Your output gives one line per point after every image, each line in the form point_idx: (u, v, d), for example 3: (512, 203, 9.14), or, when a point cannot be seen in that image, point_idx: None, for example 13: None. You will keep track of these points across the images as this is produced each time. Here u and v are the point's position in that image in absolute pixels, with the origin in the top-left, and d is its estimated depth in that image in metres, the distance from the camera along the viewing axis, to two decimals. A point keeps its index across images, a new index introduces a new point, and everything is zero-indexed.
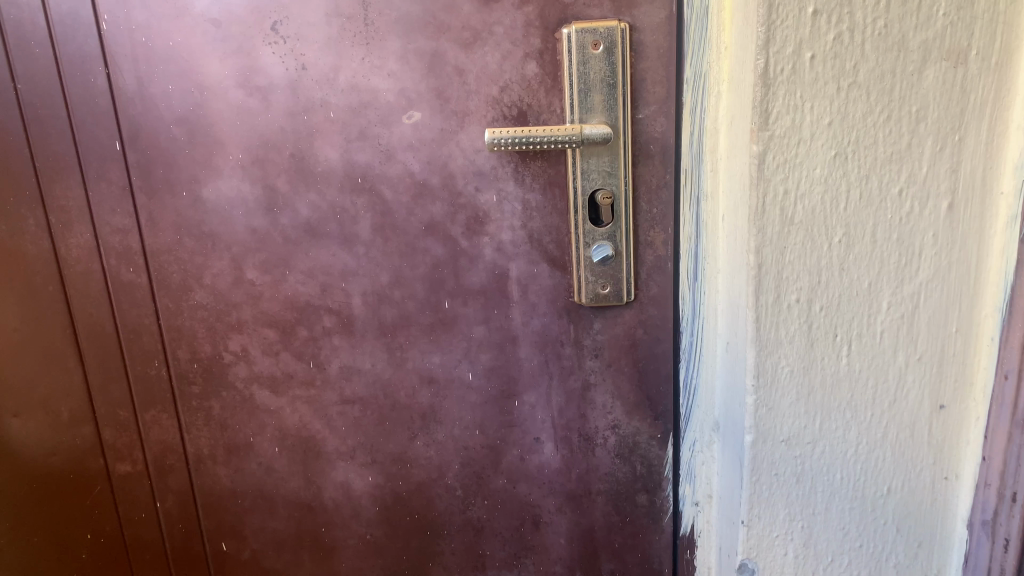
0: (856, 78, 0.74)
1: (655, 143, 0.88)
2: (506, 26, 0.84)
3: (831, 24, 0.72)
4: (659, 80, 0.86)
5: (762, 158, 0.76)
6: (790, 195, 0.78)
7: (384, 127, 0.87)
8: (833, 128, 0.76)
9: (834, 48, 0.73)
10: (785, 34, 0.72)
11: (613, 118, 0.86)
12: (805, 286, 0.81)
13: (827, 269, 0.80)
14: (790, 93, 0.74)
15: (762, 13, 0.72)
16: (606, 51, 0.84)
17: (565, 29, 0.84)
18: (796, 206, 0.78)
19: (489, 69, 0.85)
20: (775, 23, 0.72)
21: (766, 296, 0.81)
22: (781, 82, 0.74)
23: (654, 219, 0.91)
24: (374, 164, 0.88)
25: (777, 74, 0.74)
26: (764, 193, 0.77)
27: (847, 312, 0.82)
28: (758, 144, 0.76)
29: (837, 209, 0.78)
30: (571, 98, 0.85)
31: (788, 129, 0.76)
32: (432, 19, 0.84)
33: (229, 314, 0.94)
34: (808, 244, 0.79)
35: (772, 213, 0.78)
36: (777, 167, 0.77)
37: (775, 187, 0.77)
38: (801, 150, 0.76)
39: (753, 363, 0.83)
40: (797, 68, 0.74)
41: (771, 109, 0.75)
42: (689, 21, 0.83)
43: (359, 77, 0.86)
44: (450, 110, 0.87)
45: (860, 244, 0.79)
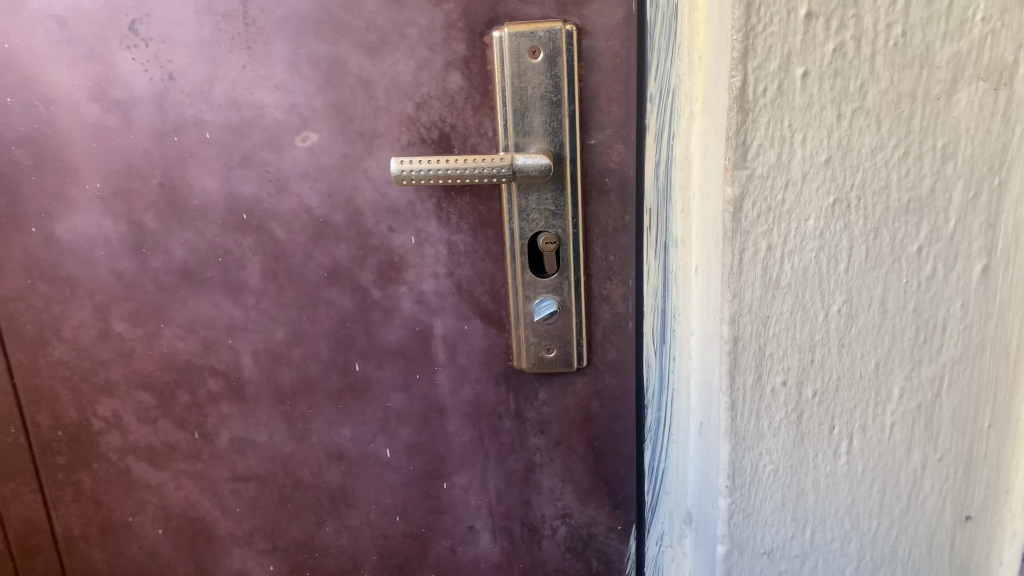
0: (863, 102, 0.52)
1: (611, 175, 0.70)
2: (422, 28, 0.67)
3: (829, 31, 0.51)
4: (616, 96, 0.68)
5: (738, 205, 0.54)
6: (775, 253, 0.56)
7: (272, 151, 0.70)
8: (834, 165, 0.54)
9: (833, 62, 0.52)
10: (767, 42, 0.51)
11: (558, 144, 0.68)
12: (794, 368, 0.58)
13: (823, 349, 0.58)
14: (776, 120, 0.53)
15: (738, 13, 0.51)
16: (547, 60, 0.66)
17: (497, 31, 0.66)
18: (782, 267, 0.56)
19: (401, 82, 0.68)
20: (756, 28, 0.51)
21: (742, 378, 0.59)
22: (764, 104, 0.52)
23: (612, 268, 0.73)
24: (262, 197, 0.71)
25: (758, 95, 0.52)
26: (741, 249, 0.55)
27: (850, 405, 0.59)
28: (734, 186, 0.54)
29: (836, 270, 0.56)
30: (504, 118, 0.68)
31: (772, 166, 0.54)
32: (328, 17, 0.67)
33: (97, 374, 0.78)
34: (797, 317, 0.57)
35: (752, 274, 0.56)
36: (759, 215, 0.55)
37: (756, 241, 0.55)
38: (789, 194, 0.54)
39: (726, 459, 0.61)
40: (785, 88, 0.52)
41: (750, 140, 0.53)
42: (653, 23, 0.65)
43: (239, 89, 0.69)
44: (354, 132, 0.69)
45: (867, 319, 0.57)
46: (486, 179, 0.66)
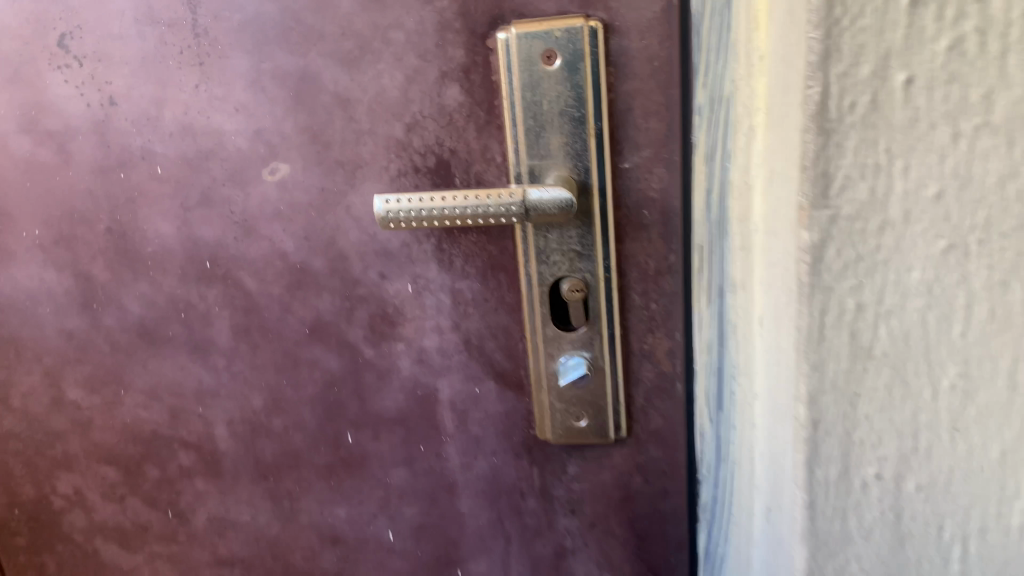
0: (994, 115, 0.32)
1: (651, 207, 0.56)
2: (410, 31, 0.53)
3: (943, 22, 0.31)
4: (656, 109, 0.54)
5: (818, 252, 0.35)
6: (868, 314, 0.36)
7: (236, 187, 0.58)
8: (950, 203, 0.33)
9: (949, 64, 0.32)
10: (855, 39, 0.32)
11: (582, 171, 0.55)
12: (892, 459, 0.37)
13: (930, 434, 0.37)
14: (868, 142, 0.34)
15: (813, 0, 0.32)
16: (566, 67, 0.52)
17: (502, 33, 0.53)
18: (877, 333, 0.36)
19: (387, 98, 0.55)
20: (841, 22, 0.32)
21: (823, 469, 0.38)
22: (854, 121, 0.33)
23: (654, 319, 0.59)
24: (228, 241, 0.59)
25: (843, 111, 0.33)
26: (822, 310, 0.36)
27: (961, 503, 0.37)
28: (813, 232, 0.35)
29: (949, 335, 0.35)
30: (516, 139, 0.55)
31: (864, 205, 0.34)
32: (294, 23, 0.54)
33: (53, 446, 0.68)
34: (895, 397, 0.36)
35: (838, 340, 0.36)
36: (847, 265, 0.35)
37: (842, 300, 0.36)
38: (888, 240, 0.35)
39: (802, 567, 0.40)
40: (882, 102, 0.33)
41: (833, 171, 0.34)
42: (700, 15, 0.51)
43: (193, 114, 0.57)
44: (332, 161, 0.57)
45: (994, 398, 0.35)
46: (495, 219, 0.53)
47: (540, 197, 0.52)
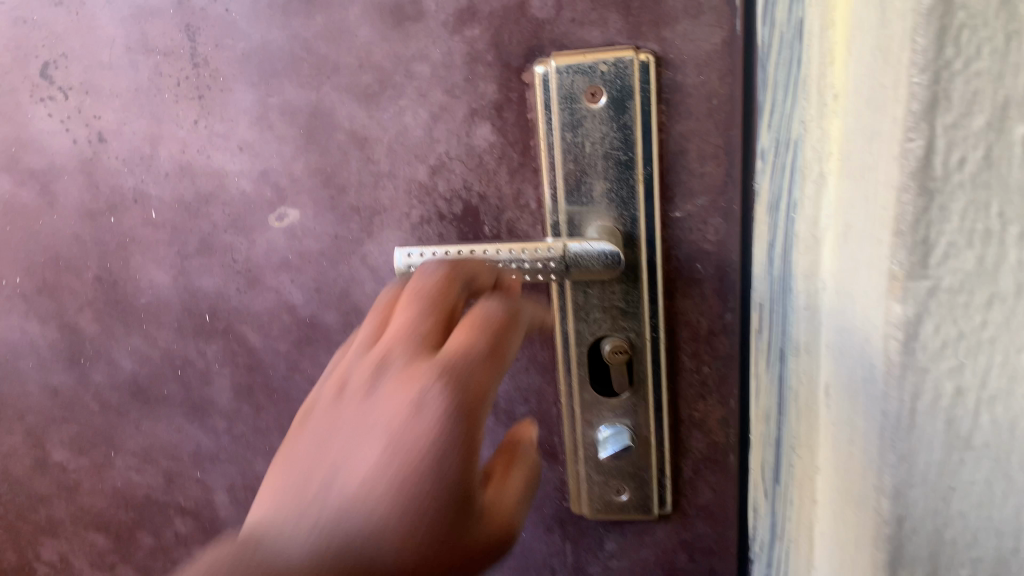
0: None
1: (705, 261, 0.50)
2: (436, 63, 0.47)
3: None
4: (713, 153, 0.47)
5: (913, 330, 0.30)
6: (969, 400, 0.30)
7: (238, 233, 0.52)
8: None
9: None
10: (968, 84, 0.27)
11: (629, 222, 0.48)
12: (989, 563, 0.32)
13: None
14: (977, 207, 0.28)
15: (920, 43, 0.27)
16: (612, 106, 0.46)
17: (540, 65, 0.46)
18: (978, 421, 0.30)
19: (409, 138, 0.49)
20: (953, 66, 0.27)
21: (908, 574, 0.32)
22: (962, 179, 0.28)
23: (705, 384, 0.52)
24: (229, 293, 0.53)
25: (952, 170, 0.28)
26: (913, 396, 0.30)
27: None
28: (908, 305, 0.29)
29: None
30: (554, 185, 0.48)
31: (970, 275, 0.29)
32: (305, 53, 0.48)
33: (38, 511, 0.64)
34: (995, 492, 0.31)
35: (932, 429, 0.30)
36: (944, 343, 0.30)
37: (938, 384, 0.30)
38: (997, 317, 0.29)
39: None
40: (995, 160, 0.28)
41: (933, 237, 0.29)
42: (767, 47, 0.44)
43: (191, 153, 0.51)
44: (346, 206, 0.50)
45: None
46: (530, 275, 0.46)
47: (581, 250, 0.45)
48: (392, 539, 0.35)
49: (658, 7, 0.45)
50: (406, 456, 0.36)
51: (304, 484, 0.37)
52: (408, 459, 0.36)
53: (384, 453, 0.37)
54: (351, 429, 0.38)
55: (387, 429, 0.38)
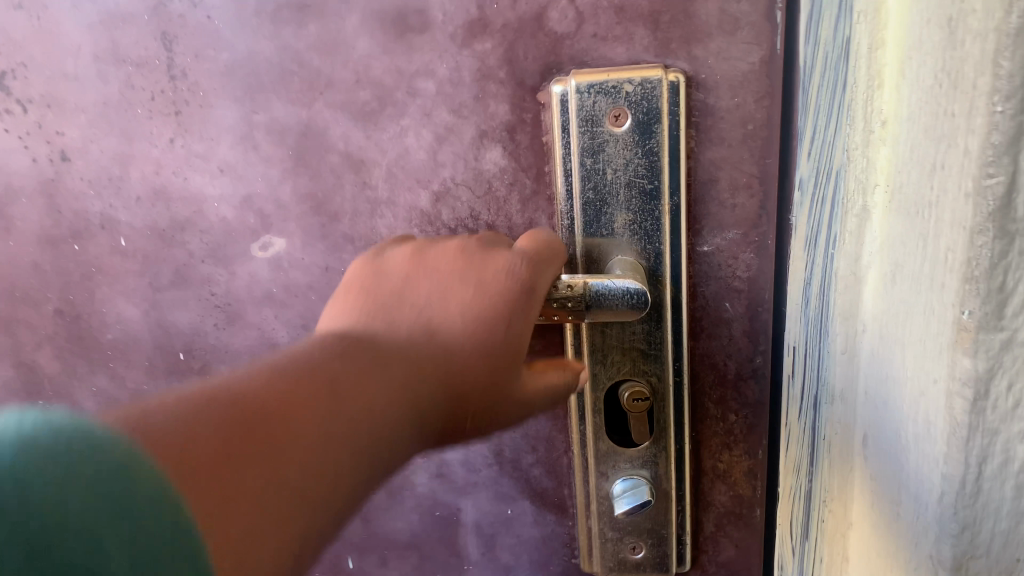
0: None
1: (734, 299, 0.45)
2: (443, 79, 0.43)
3: None
4: (746, 182, 0.43)
5: (986, 369, 0.29)
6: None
7: (218, 264, 0.47)
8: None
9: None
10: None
11: (652, 257, 0.44)
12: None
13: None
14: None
15: (1006, 69, 0.26)
16: (637, 130, 0.42)
17: (558, 85, 0.42)
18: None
19: (410, 161, 0.44)
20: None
21: None
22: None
23: (731, 432, 0.48)
24: (207, 329, 0.48)
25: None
26: (980, 459, 0.30)
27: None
28: (978, 359, 0.29)
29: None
30: (571, 215, 0.44)
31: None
32: (296, 66, 0.43)
33: None
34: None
35: (1000, 496, 0.30)
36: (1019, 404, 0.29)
37: (1009, 446, 0.30)
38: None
39: None
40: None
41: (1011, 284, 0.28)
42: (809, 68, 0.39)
43: (167, 174, 0.45)
44: (340, 235, 0.45)
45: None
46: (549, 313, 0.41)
47: (601, 288, 0.40)
48: (475, 349, 0.34)
49: (690, 22, 0.41)
50: (486, 289, 0.36)
51: (384, 300, 0.35)
52: (489, 308, 0.36)
53: (470, 282, 0.36)
54: (424, 277, 0.37)
55: (467, 274, 0.37)
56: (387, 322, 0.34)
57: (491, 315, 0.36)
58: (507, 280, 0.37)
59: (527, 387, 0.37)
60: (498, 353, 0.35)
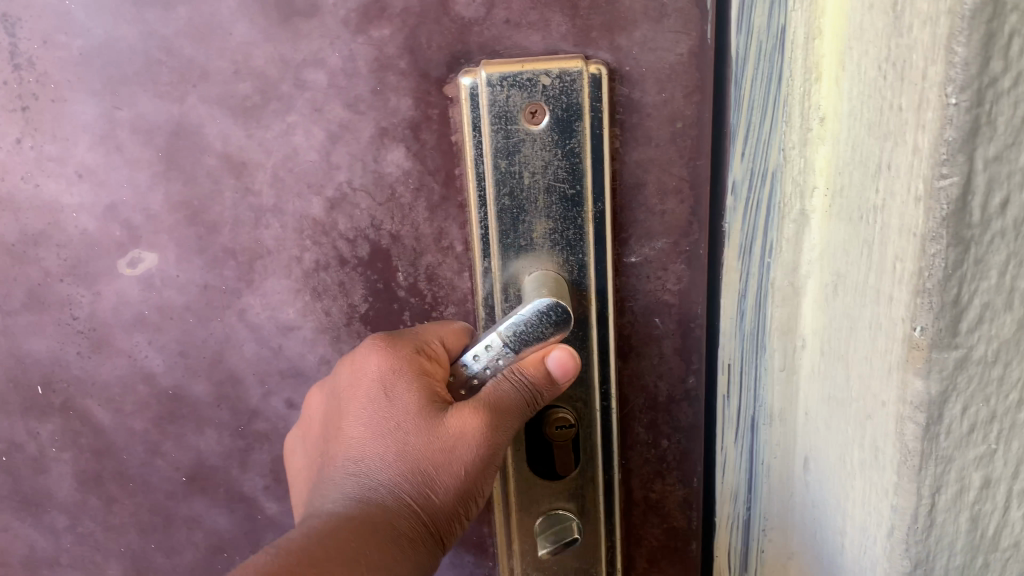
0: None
1: (666, 314, 0.41)
2: (335, 70, 0.37)
3: None
4: (677, 185, 0.39)
5: (944, 398, 0.25)
6: (995, 491, 0.28)
7: (79, 283, 0.40)
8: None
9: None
10: (1016, 107, 0.23)
11: (575, 269, 0.40)
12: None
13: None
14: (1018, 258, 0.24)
15: (960, 53, 0.22)
16: (556, 128, 0.37)
17: (467, 77, 0.37)
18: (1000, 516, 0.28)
19: (300, 163, 0.39)
20: (1002, 83, 0.22)
21: None
22: (1003, 225, 0.24)
23: (664, 458, 0.44)
24: (67, 359, 0.41)
25: (989, 208, 0.24)
26: (934, 488, 0.27)
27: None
28: (932, 380, 0.25)
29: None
30: (485, 224, 0.39)
31: (1006, 345, 0.26)
32: (164, 53, 0.37)
33: None
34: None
35: (954, 526, 0.28)
36: (974, 428, 0.27)
37: (964, 473, 0.27)
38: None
39: None
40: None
41: (966, 298, 0.24)
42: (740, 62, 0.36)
43: (14, 180, 0.39)
44: (221, 248, 0.40)
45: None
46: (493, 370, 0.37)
47: (510, 332, 0.36)
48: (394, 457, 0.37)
49: (611, 7, 0.37)
50: (380, 404, 0.38)
51: (323, 458, 0.39)
52: (390, 418, 0.38)
53: (364, 405, 0.38)
54: (331, 419, 0.39)
55: (356, 396, 0.38)
56: (337, 497, 0.37)
57: (393, 427, 0.38)
58: (386, 377, 0.38)
59: (457, 442, 0.37)
60: (425, 458, 0.37)
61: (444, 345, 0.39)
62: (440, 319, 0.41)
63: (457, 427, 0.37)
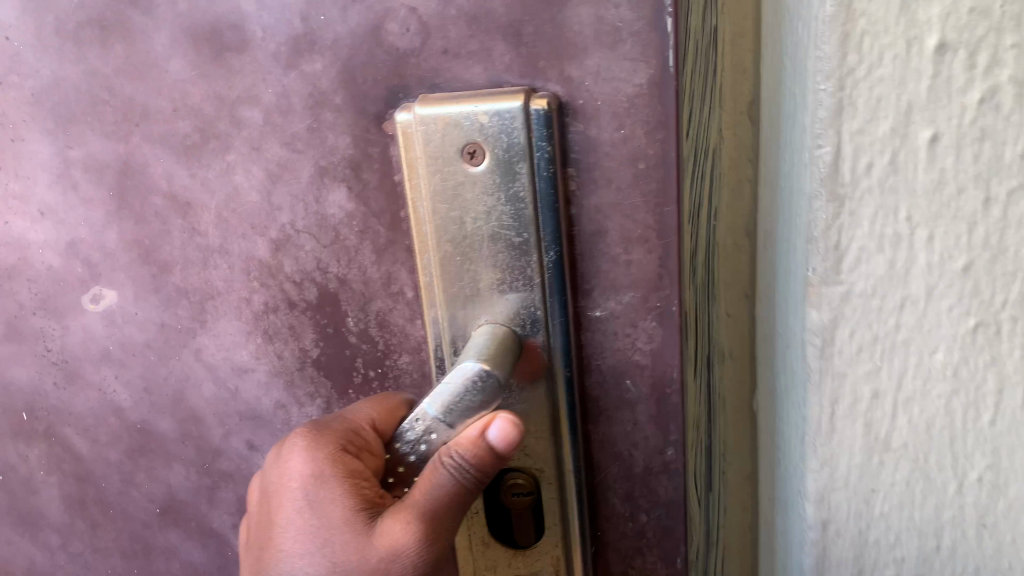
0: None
1: (638, 376, 0.36)
2: (270, 107, 0.35)
3: (973, 71, 0.27)
4: (642, 234, 0.34)
5: (828, 333, 0.31)
6: (885, 401, 0.31)
7: (50, 317, 0.41)
8: (977, 279, 0.29)
9: (977, 120, 0.28)
10: (872, 89, 0.28)
11: (528, 323, 0.36)
12: (911, 561, 0.33)
13: (955, 532, 0.32)
14: (886, 210, 0.29)
15: (824, 50, 0.28)
16: (497, 169, 0.34)
17: (403, 114, 0.34)
18: (894, 422, 0.31)
19: (242, 204, 0.37)
20: (856, 71, 0.28)
21: (840, 516, 0.33)
22: (870, 184, 0.29)
23: (643, 536, 0.39)
24: (45, 389, 0.42)
25: (856, 173, 0.29)
26: (833, 400, 0.32)
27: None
28: (822, 311, 0.31)
29: (957, 442, 0.31)
30: (430, 272, 0.36)
31: (883, 279, 0.30)
32: (107, 92, 0.36)
33: None
34: (915, 492, 0.32)
35: (852, 431, 0.32)
36: (860, 349, 0.31)
37: (856, 387, 0.31)
38: (909, 321, 0.30)
39: None
40: (902, 164, 0.28)
41: (845, 243, 0.30)
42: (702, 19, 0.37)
43: None
44: (176, 288, 0.39)
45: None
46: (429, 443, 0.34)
47: (442, 407, 0.32)
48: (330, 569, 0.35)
49: (558, 33, 0.32)
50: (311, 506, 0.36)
51: (259, 562, 0.37)
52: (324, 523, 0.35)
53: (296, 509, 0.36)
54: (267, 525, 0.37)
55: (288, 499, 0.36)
56: None
57: (325, 542, 0.35)
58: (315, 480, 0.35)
59: (392, 560, 0.34)
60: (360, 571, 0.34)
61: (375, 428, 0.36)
62: (386, 390, 0.39)
63: (392, 541, 0.34)
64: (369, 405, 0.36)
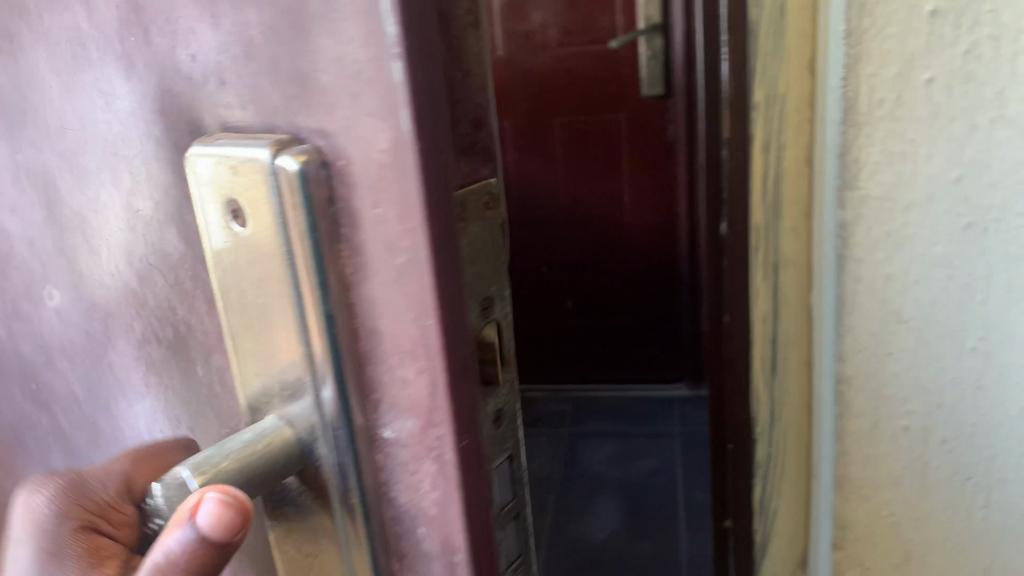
0: (1002, 110, 0.50)
1: (429, 529, 0.27)
2: (117, 131, 0.32)
3: (960, 30, 0.50)
4: (408, 349, 0.25)
5: (852, 228, 0.56)
6: (896, 284, 0.56)
7: (30, 303, 0.43)
8: (964, 184, 0.53)
9: (964, 65, 0.50)
10: (883, 43, 0.52)
11: (307, 427, 0.28)
12: (918, 414, 0.59)
13: (957, 391, 0.58)
14: (894, 134, 0.53)
15: (846, 27, 0.52)
16: (261, 235, 0.27)
17: (195, 147, 0.28)
18: (904, 299, 0.57)
19: (115, 229, 0.35)
20: (871, 31, 0.52)
21: (865, 333, 0.58)
22: (881, 117, 0.53)
23: None
24: (39, 365, 0.46)
25: (873, 107, 0.53)
26: (859, 281, 0.57)
27: (986, 454, 0.58)
28: (844, 213, 0.56)
29: (943, 314, 0.56)
30: (233, 335, 0.30)
31: (890, 189, 0.54)
32: (21, 102, 0.36)
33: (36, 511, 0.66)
34: (918, 351, 0.58)
35: (869, 296, 0.57)
36: (878, 239, 0.56)
37: (881, 263, 0.56)
38: (909, 220, 0.54)
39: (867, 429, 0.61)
40: (906, 97, 0.52)
41: (863, 159, 0.54)
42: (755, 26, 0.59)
43: None
44: (90, 299, 0.39)
45: (1006, 358, 0.55)
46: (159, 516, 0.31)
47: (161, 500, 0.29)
48: None
49: (313, 74, 0.24)
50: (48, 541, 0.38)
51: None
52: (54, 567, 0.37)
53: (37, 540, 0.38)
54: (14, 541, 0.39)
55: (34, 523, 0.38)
56: None
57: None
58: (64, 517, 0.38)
59: None
60: None
61: (135, 479, 0.39)
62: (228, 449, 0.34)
63: None
64: (135, 464, 0.39)
